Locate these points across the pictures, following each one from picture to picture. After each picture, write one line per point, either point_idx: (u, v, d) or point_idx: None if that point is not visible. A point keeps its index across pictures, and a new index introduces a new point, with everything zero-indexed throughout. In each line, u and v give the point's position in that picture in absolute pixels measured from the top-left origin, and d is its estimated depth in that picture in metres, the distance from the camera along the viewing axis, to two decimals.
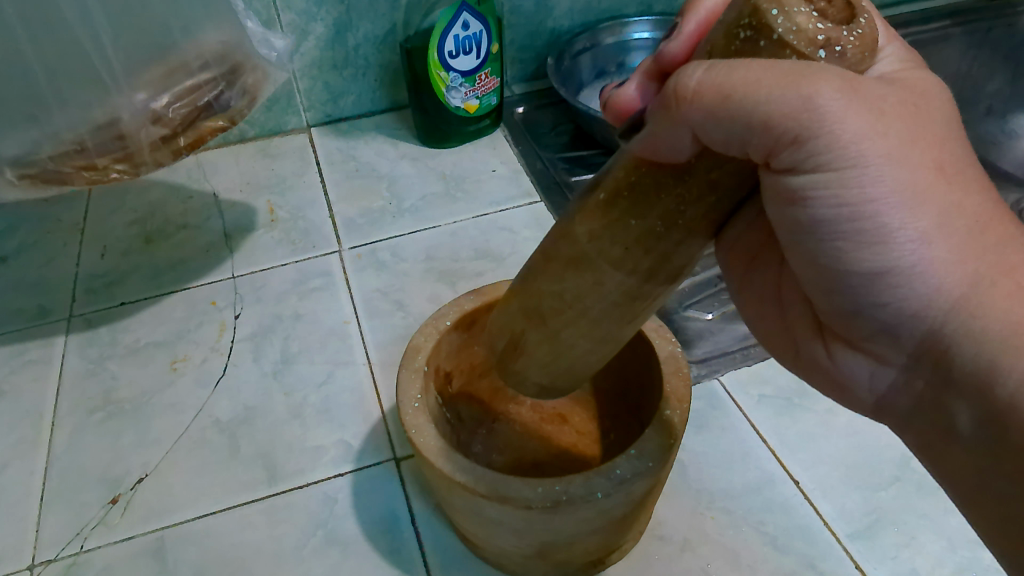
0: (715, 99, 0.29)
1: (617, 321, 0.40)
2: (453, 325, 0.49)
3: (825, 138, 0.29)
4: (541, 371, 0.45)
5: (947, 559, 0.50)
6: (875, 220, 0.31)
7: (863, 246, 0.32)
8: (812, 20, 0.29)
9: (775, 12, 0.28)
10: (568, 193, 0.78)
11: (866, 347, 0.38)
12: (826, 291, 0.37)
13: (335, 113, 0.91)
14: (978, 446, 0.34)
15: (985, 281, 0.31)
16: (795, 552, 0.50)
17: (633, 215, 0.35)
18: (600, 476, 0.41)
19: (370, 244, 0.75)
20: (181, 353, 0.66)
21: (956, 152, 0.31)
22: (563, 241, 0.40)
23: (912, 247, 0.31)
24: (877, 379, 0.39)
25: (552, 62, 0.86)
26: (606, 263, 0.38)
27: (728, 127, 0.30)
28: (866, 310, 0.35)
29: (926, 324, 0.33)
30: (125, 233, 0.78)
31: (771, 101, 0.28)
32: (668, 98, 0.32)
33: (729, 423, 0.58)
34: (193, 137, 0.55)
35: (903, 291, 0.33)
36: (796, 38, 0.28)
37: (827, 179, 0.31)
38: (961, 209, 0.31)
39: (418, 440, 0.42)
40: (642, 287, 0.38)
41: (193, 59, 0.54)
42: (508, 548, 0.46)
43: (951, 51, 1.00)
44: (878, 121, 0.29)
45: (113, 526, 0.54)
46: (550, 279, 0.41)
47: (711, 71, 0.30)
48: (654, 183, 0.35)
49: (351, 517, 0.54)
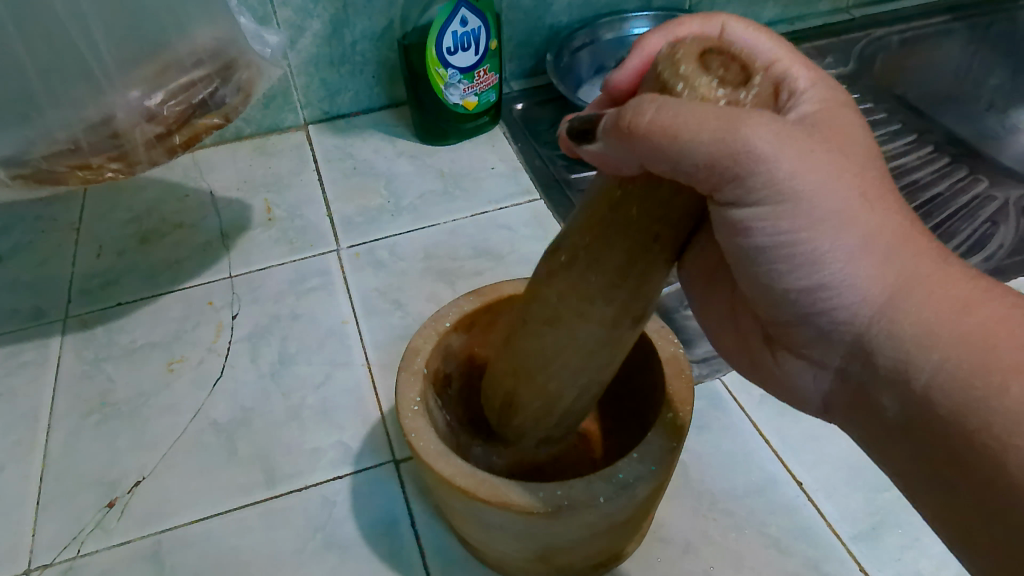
0: (661, 139, 0.29)
1: (600, 363, 0.42)
2: (453, 327, 0.49)
3: (759, 172, 0.30)
4: (536, 426, 0.47)
5: (951, 561, 0.50)
6: (806, 245, 0.32)
7: (796, 268, 0.33)
8: (715, 88, 0.30)
9: (681, 87, 0.31)
10: (568, 191, 0.78)
11: (806, 353, 0.38)
12: (768, 305, 0.37)
13: (333, 110, 0.90)
14: (907, 438, 0.33)
15: (904, 294, 0.32)
16: (798, 554, 0.50)
17: (594, 269, 0.37)
18: (602, 481, 0.40)
19: (368, 243, 0.74)
20: (178, 354, 0.65)
21: (876, 181, 0.32)
22: (536, 299, 0.42)
23: (840, 267, 0.32)
24: (819, 384, 0.38)
25: (550, 59, 0.86)
26: (577, 315, 0.39)
27: (674, 162, 0.30)
28: (800, 322, 0.36)
29: (854, 336, 0.34)
30: (120, 233, 0.77)
31: (711, 142, 0.29)
32: (620, 126, 0.31)
33: (730, 424, 0.57)
34: (187, 135, 0.53)
35: (835, 308, 0.33)
36: (702, 105, 0.30)
37: (763, 205, 0.31)
38: (883, 232, 0.31)
39: (417, 444, 0.41)
40: (612, 331, 0.39)
41: (186, 55, 0.54)
42: (510, 553, 0.46)
43: (952, 46, 0.99)
44: (805, 154, 0.30)
45: (108, 530, 0.54)
46: (529, 335, 0.43)
47: (660, 109, 0.30)
48: (607, 241, 0.36)
49: (350, 520, 0.53)
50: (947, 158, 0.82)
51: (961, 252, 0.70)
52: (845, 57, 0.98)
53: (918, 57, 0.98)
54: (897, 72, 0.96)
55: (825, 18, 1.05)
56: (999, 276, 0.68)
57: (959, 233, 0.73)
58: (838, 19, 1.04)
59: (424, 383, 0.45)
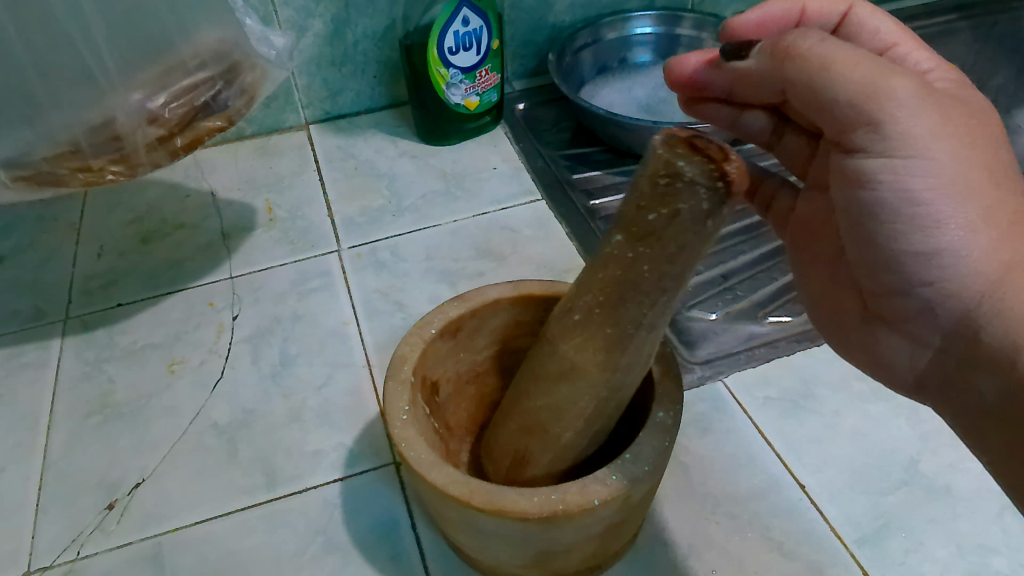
0: (825, 61, 0.37)
1: (608, 414, 0.43)
2: (438, 334, 0.47)
3: (898, 127, 0.37)
4: (552, 478, 0.46)
5: (956, 564, 0.49)
6: (928, 208, 0.38)
7: (911, 229, 0.39)
8: (707, 162, 0.33)
9: (682, 163, 0.33)
10: (570, 192, 0.78)
11: (906, 327, 0.44)
12: (873, 271, 0.43)
13: (334, 110, 0.90)
14: (1005, 410, 0.39)
15: (1017, 270, 0.37)
16: (802, 557, 0.50)
17: (609, 324, 0.39)
18: (596, 484, 0.40)
19: (369, 244, 0.74)
20: (178, 355, 0.65)
21: (1004, 162, 0.38)
22: (550, 357, 0.43)
23: (957, 232, 0.38)
24: (915, 358, 0.45)
25: (552, 59, 0.84)
26: (593, 367, 0.41)
27: (835, 90, 0.37)
28: (911, 288, 0.41)
29: (962, 306, 0.39)
30: (121, 234, 0.77)
31: (855, 80, 0.37)
32: (780, 49, 0.39)
33: (733, 426, 0.57)
34: (190, 137, 0.54)
35: (947, 271, 0.39)
36: (701, 176, 0.33)
37: (883, 164, 0.38)
38: (1001, 210, 0.37)
39: (409, 455, 0.41)
40: (623, 379, 0.41)
41: (190, 58, 0.53)
42: (504, 560, 0.45)
43: (956, 46, 0.99)
44: (947, 125, 0.37)
45: (109, 533, 0.53)
46: (541, 392, 0.44)
47: (824, 41, 0.38)
48: (621, 298, 0.38)
49: (350, 524, 0.53)
50: None
51: None
52: None
53: None
54: None
55: None
56: None
57: None
58: None
59: (412, 393, 0.44)
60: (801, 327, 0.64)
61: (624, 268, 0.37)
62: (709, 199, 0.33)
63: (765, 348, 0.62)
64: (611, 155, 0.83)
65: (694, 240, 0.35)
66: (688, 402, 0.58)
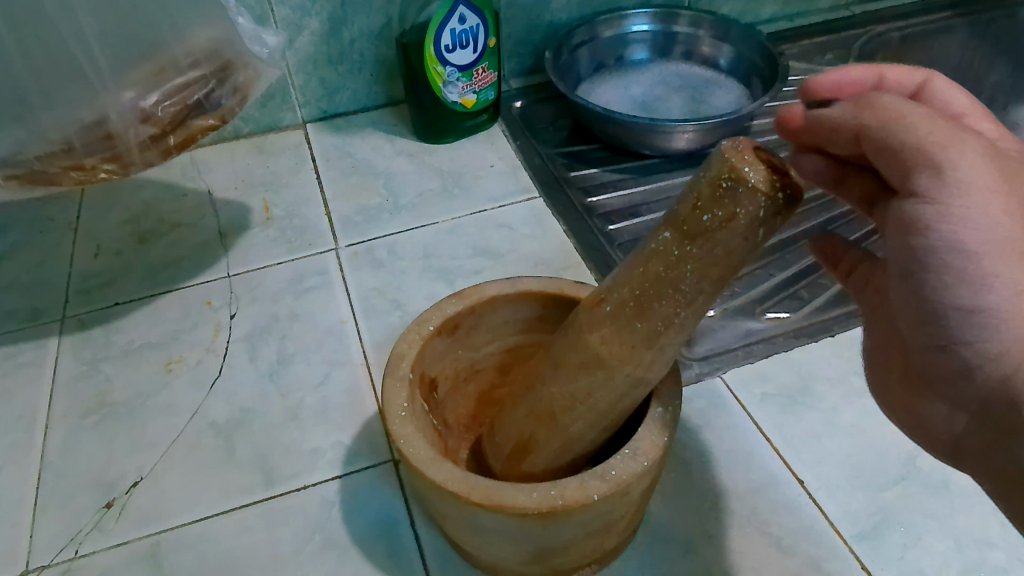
0: (893, 113, 0.37)
1: (622, 412, 0.43)
2: (436, 330, 0.47)
3: (950, 177, 0.35)
4: (550, 463, 0.47)
5: (953, 559, 0.49)
6: (976, 263, 0.35)
7: (958, 285, 0.36)
8: (771, 173, 0.33)
9: (747, 169, 0.33)
10: (568, 189, 0.78)
11: (945, 390, 0.41)
12: (913, 326, 0.40)
13: (331, 109, 0.90)
14: None
15: None
16: (800, 553, 0.50)
17: (638, 318, 0.38)
18: (595, 479, 0.39)
19: (366, 242, 0.74)
20: (176, 354, 0.65)
21: None
22: (573, 345, 0.42)
23: (1006, 290, 0.35)
24: (953, 422, 0.41)
25: (548, 57, 0.83)
26: (615, 363, 0.40)
27: (890, 139, 0.37)
28: (950, 347, 0.38)
29: (1003, 373, 0.36)
30: (118, 233, 0.77)
31: (910, 130, 0.36)
32: (860, 101, 0.39)
33: (732, 422, 0.57)
34: (182, 136, 0.53)
35: (992, 331, 0.36)
36: (762, 183, 0.33)
37: (930, 215, 0.36)
38: None
39: (407, 451, 0.41)
40: (644, 378, 0.40)
41: (183, 56, 0.53)
42: (504, 557, 0.45)
43: (953, 42, 0.99)
44: (1005, 183, 0.35)
45: (107, 531, 0.53)
46: (559, 379, 0.43)
47: (897, 100, 0.37)
48: (654, 292, 0.37)
49: (348, 521, 0.53)
50: None
51: None
52: (844, 54, 0.98)
53: (919, 55, 0.98)
54: None
55: (824, 15, 1.05)
56: None
57: None
58: (838, 16, 1.04)
59: (411, 390, 0.44)
60: (799, 323, 0.64)
61: (665, 266, 0.37)
62: (767, 207, 0.33)
63: (763, 344, 0.62)
64: (608, 152, 0.83)
65: (742, 246, 0.34)
66: (686, 399, 0.58)
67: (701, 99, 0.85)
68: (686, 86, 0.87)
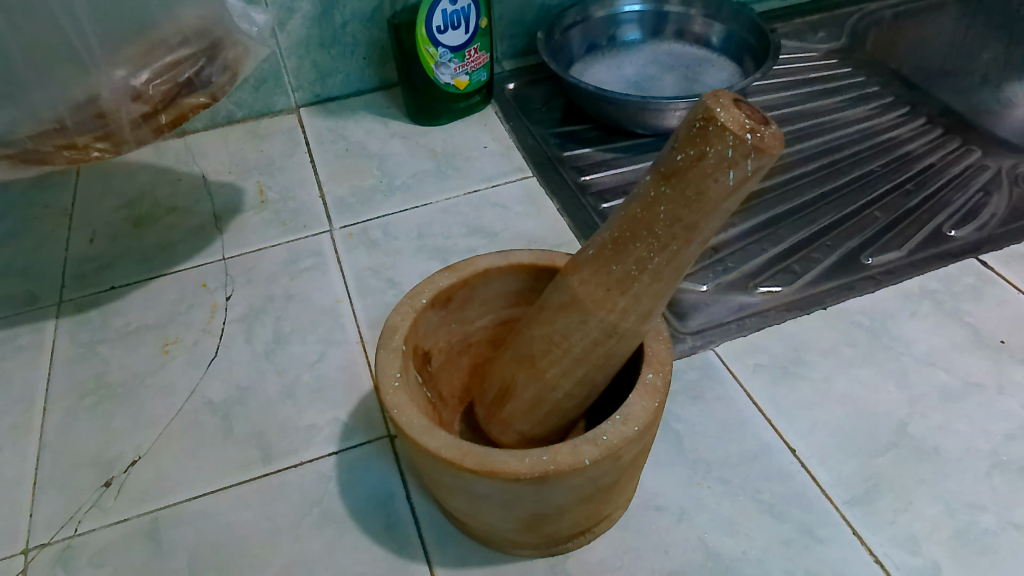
0: None
1: (598, 365, 0.43)
2: (428, 304, 0.47)
3: None
4: (526, 418, 0.47)
5: (944, 523, 0.50)
6: None
7: None
8: (744, 117, 0.34)
9: (718, 110, 0.34)
10: (560, 168, 0.78)
11: None
12: None
13: (324, 93, 0.90)
14: None
15: None
16: (793, 520, 0.50)
17: (616, 259, 0.39)
18: (588, 444, 0.40)
19: (361, 223, 0.74)
20: (172, 335, 0.65)
21: None
22: (557, 288, 0.43)
23: None
24: None
25: (540, 37, 0.83)
26: (592, 305, 0.41)
27: None
28: None
29: None
30: (114, 218, 0.77)
31: None
32: None
33: (724, 393, 0.57)
34: (174, 114, 0.54)
35: None
36: (731, 122, 0.33)
37: None
38: None
39: (401, 421, 0.41)
40: (618, 326, 0.41)
41: (172, 35, 0.53)
42: (498, 525, 0.45)
43: (945, 19, 1.00)
44: None
45: (106, 509, 0.54)
46: (540, 323, 0.44)
47: None
48: (631, 233, 0.39)
49: (345, 494, 0.54)
50: (940, 128, 0.82)
51: (954, 221, 0.70)
52: (836, 32, 0.98)
53: (912, 30, 0.99)
54: (889, 46, 0.97)
55: None
56: (992, 244, 0.68)
57: (951, 203, 0.72)
58: None
59: (404, 361, 0.44)
60: (790, 297, 0.64)
61: (642, 207, 0.38)
62: (735, 147, 0.33)
63: (755, 317, 0.62)
64: (601, 132, 0.83)
65: (713, 189, 0.35)
66: (679, 371, 0.59)
67: (694, 78, 0.85)
68: (679, 65, 0.87)
